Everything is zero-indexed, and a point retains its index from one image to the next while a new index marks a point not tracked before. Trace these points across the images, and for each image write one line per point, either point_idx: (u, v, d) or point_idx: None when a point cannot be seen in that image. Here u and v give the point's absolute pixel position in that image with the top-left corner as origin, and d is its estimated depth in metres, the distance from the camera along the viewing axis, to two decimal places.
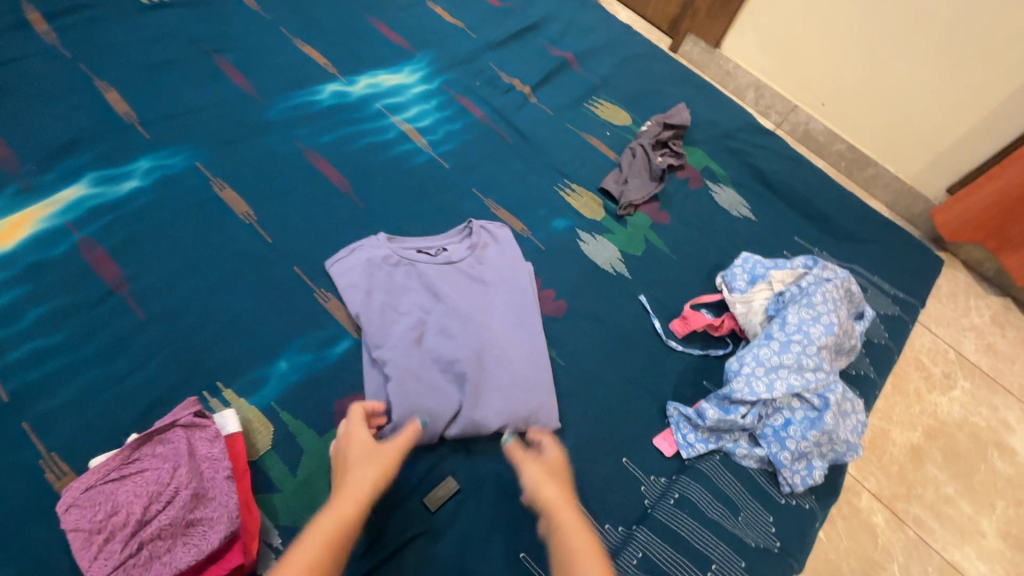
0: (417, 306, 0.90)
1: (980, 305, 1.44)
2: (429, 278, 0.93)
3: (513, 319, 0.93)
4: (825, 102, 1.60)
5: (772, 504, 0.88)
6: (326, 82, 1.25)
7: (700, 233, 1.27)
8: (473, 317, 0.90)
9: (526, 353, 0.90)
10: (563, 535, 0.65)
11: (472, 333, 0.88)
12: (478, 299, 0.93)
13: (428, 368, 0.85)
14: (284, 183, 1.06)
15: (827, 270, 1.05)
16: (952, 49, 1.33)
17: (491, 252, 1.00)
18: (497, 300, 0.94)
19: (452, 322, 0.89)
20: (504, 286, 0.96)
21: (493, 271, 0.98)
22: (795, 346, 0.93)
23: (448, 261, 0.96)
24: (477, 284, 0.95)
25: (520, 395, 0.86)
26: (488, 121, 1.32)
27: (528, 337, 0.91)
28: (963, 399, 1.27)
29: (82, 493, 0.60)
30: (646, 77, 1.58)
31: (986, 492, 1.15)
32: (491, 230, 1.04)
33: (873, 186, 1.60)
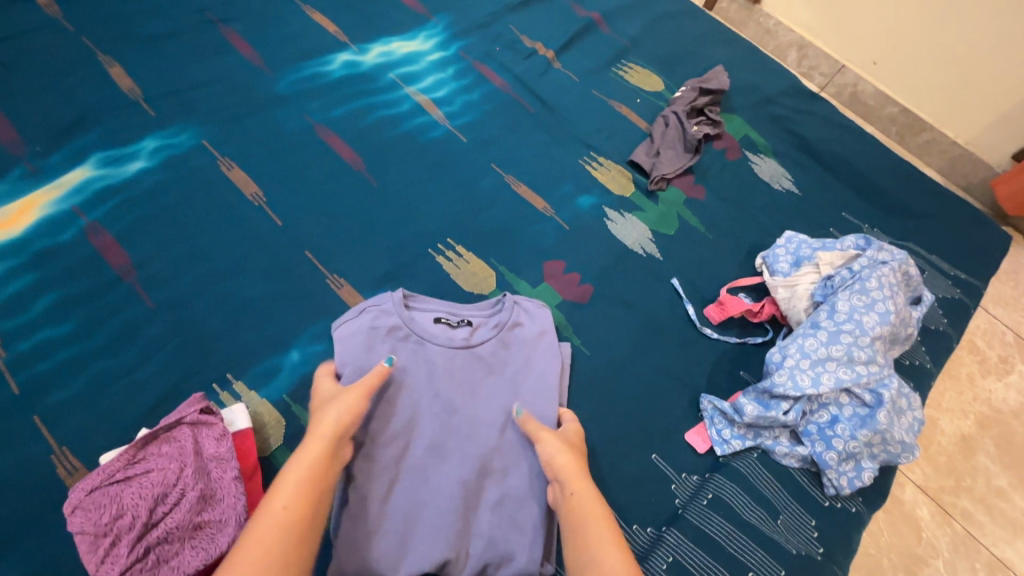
0: (416, 403, 0.77)
1: None
2: (443, 366, 0.79)
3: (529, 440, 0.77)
4: (877, 61, 1.45)
5: (815, 507, 0.82)
6: (337, 51, 1.18)
7: (737, 209, 1.17)
8: (480, 429, 0.76)
9: (534, 481, 0.75)
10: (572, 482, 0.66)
11: (473, 451, 0.75)
12: (491, 405, 0.78)
13: (414, 489, 0.72)
14: (294, 162, 1.00)
15: (884, 252, 0.95)
16: None
17: (520, 336, 0.84)
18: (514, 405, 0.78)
19: (455, 431, 0.76)
20: (524, 389, 0.80)
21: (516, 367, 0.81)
22: (846, 338, 0.84)
23: (466, 345, 0.81)
24: (495, 382, 0.80)
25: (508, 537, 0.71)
26: (508, 90, 1.23)
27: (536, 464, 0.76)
28: (1022, 385, 1.17)
29: (87, 495, 0.58)
30: (680, 38, 1.46)
31: None
32: (526, 307, 0.87)
33: (928, 153, 1.46)
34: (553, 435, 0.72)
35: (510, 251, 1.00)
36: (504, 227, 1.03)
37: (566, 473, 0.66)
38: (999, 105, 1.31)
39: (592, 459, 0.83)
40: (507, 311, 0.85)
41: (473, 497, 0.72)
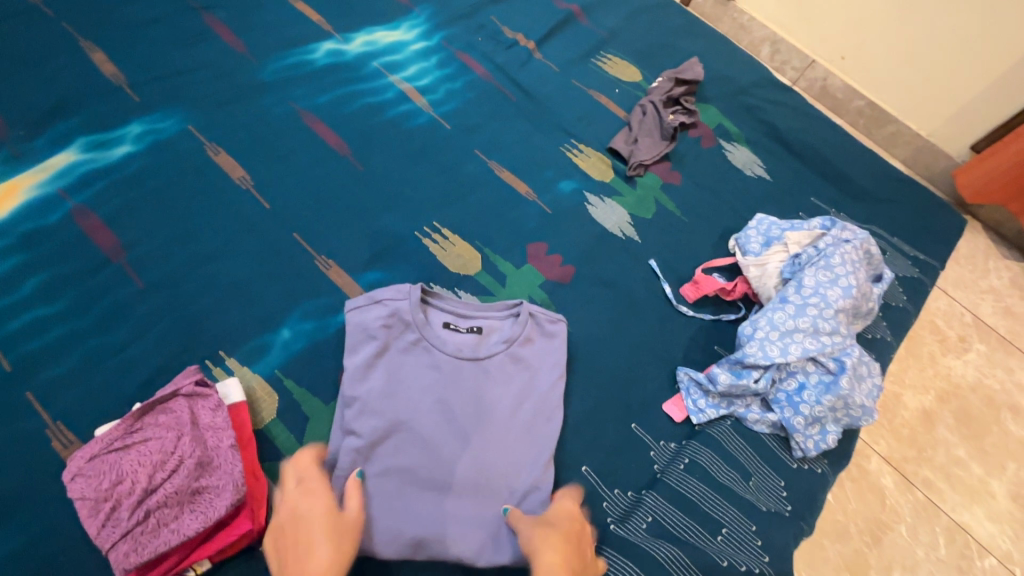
0: (419, 408, 0.78)
1: (998, 267, 1.40)
2: (446, 371, 0.80)
3: (523, 456, 0.78)
4: (845, 56, 1.52)
5: (784, 468, 0.87)
6: (321, 39, 1.20)
7: (712, 194, 1.22)
8: (472, 437, 0.77)
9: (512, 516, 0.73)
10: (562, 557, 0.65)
11: (473, 461, 0.76)
12: (490, 412, 0.79)
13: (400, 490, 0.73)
14: (281, 147, 1.02)
15: (847, 233, 1.01)
16: None
17: (532, 350, 0.85)
18: (512, 421, 0.79)
19: (455, 435, 0.77)
20: (529, 404, 0.81)
21: (523, 384, 0.82)
22: (812, 311, 0.90)
23: (473, 355, 0.81)
24: (498, 393, 0.80)
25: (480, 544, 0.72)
26: (491, 79, 1.26)
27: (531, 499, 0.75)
28: (978, 362, 1.24)
29: (87, 463, 0.61)
30: (657, 30, 1.50)
31: (997, 453, 1.14)
32: (542, 322, 0.87)
33: (893, 143, 1.53)
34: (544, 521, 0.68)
35: (495, 234, 1.04)
36: (490, 212, 1.06)
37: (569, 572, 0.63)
38: (958, 98, 1.39)
39: (575, 430, 0.87)
40: (519, 325, 0.84)
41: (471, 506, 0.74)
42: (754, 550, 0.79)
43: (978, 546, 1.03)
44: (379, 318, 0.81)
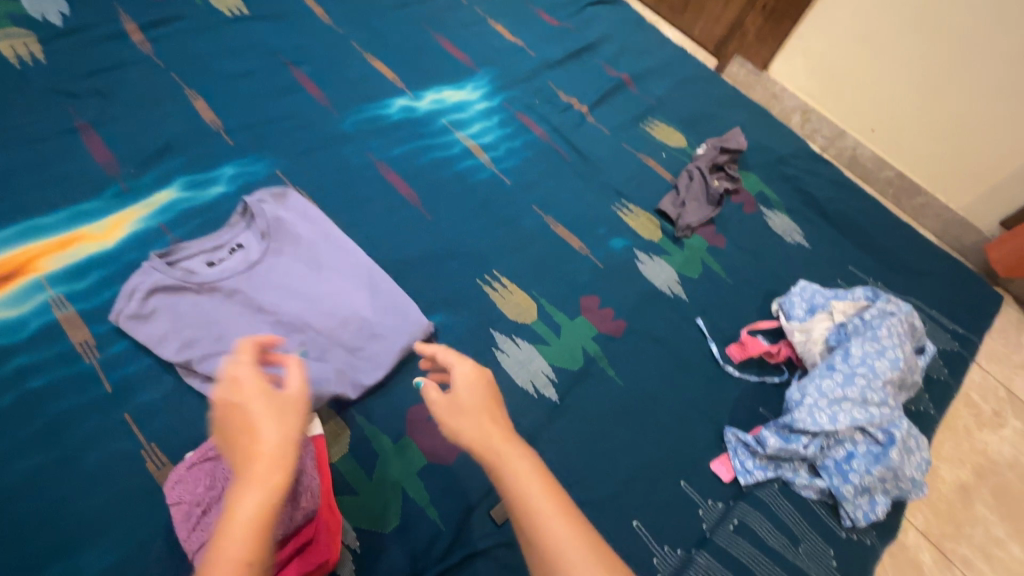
0: (269, 305, 0.87)
1: None
2: (269, 271, 0.91)
3: (365, 309, 0.91)
4: (875, 128, 1.60)
5: (833, 537, 0.88)
6: (394, 96, 1.31)
7: (755, 259, 1.27)
8: (316, 304, 0.90)
9: (374, 334, 0.89)
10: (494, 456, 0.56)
11: (329, 319, 0.89)
12: (327, 286, 0.92)
13: None
14: (357, 193, 1.11)
15: (893, 306, 1.04)
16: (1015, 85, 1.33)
17: (256, 243, 0.93)
18: (346, 281, 0.94)
19: (304, 309, 0.89)
20: (350, 263, 0.96)
21: (304, 261, 0.94)
22: (860, 381, 0.93)
23: (250, 264, 0.90)
24: (327, 273, 0.94)
25: (388, 323, 0.90)
26: (547, 139, 1.35)
27: (382, 316, 0.91)
28: (1014, 439, 1.25)
29: (185, 471, 0.70)
30: (701, 98, 1.59)
31: None
32: (262, 208, 0.96)
33: (923, 215, 1.59)
34: (451, 403, 0.61)
35: (550, 287, 1.09)
36: (545, 263, 1.12)
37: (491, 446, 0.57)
38: (992, 177, 1.46)
39: (624, 483, 0.89)
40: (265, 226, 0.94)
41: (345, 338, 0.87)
42: None
43: None
44: (121, 301, 0.83)
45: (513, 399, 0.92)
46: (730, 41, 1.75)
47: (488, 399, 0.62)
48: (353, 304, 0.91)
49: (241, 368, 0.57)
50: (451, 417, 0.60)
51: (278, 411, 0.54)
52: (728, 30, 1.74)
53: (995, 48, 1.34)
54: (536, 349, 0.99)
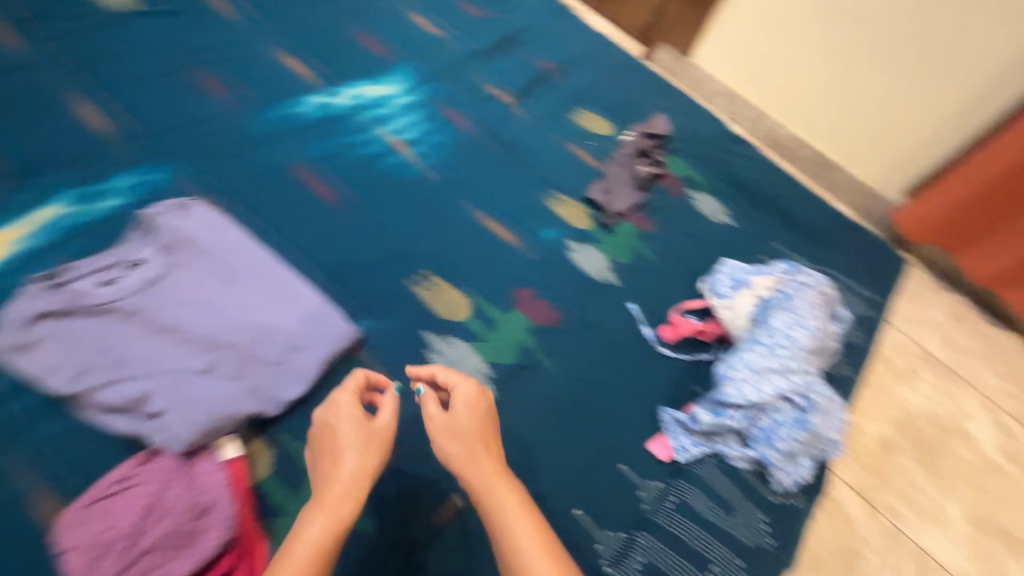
0: (175, 323, 0.82)
1: (940, 301, 1.56)
2: (173, 287, 0.85)
3: (285, 320, 0.87)
4: (792, 109, 1.68)
5: (765, 503, 0.92)
6: (309, 94, 1.25)
7: (683, 240, 1.30)
8: (229, 318, 0.85)
9: (295, 345, 0.85)
10: (485, 486, 0.66)
11: (244, 333, 0.84)
12: (242, 297, 0.87)
13: (191, 395, 0.76)
14: (274, 200, 1.05)
15: (806, 278, 1.10)
16: (916, 61, 1.43)
17: (163, 259, 0.87)
18: (263, 291, 0.89)
19: (217, 324, 0.83)
20: (268, 271, 0.91)
21: (215, 273, 0.88)
22: (782, 351, 0.97)
23: (154, 280, 0.84)
24: (241, 283, 0.89)
25: (308, 333, 0.86)
26: (473, 132, 1.33)
27: (305, 326, 0.87)
28: (928, 392, 1.40)
29: (81, 512, 0.68)
30: (626, 85, 1.61)
31: (949, 477, 1.28)
32: (166, 222, 0.90)
33: (836, 188, 1.68)
34: (454, 427, 0.71)
35: (482, 283, 1.07)
36: (478, 258, 1.10)
37: (480, 473, 0.67)
38: (897, 150, 1.56)
39: (567, 473, 0.89)
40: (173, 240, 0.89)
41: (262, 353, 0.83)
42: None
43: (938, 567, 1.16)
44: None
45: None
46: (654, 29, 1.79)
47: (487, 426, 0.73)
48: (271, 314, 0.87)
49: (340, 401, 0.72)
50: (455, 440, 0.70)
51: (363, 446, 0.68)
52: (653, 16, 1.77)
53: (891, 23, 1.42)
54: (470, 348, 0.97)
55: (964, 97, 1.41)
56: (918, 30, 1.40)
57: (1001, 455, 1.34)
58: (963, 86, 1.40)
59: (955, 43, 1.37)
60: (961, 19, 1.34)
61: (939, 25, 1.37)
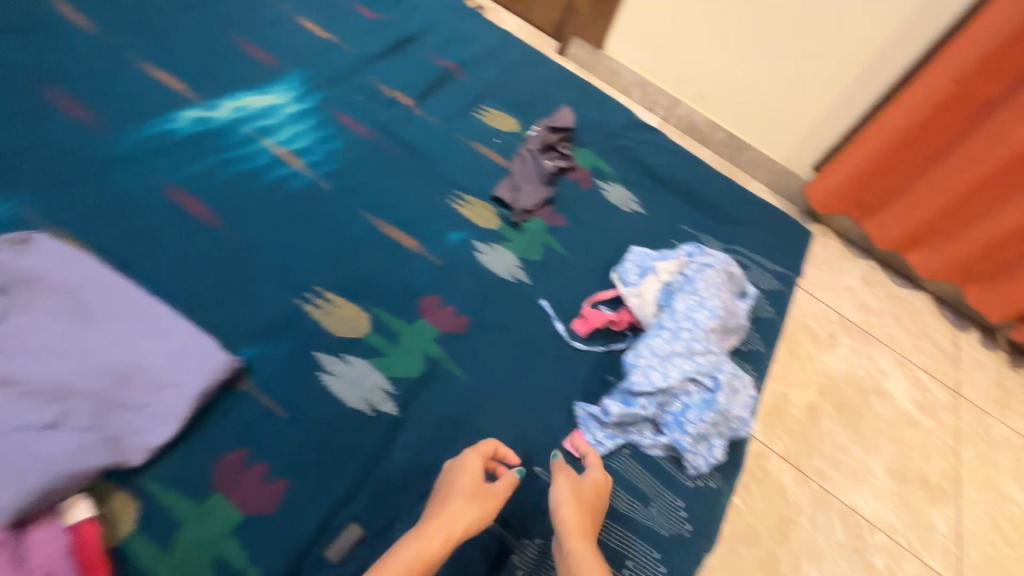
0: (13, 372, 0.72)
1: (852, 268, 1.68)
2: (12, 332, 0.75)
3: (151, 356, 0.78)
4: (705, 94, 1.71)
5: (681, 489, 0.92)
6: (183, 108, 1.16)
7: (594, 232, 1.30)
8: (83, 360, 0.76)
9: (164, 383, 0.77)
10: (576, 553, 0.70)
11: (101, 376, 0.75)
12: (99, 335, 0.78)
13: (30, 453, 0.67)
14: (142, 225, 0.96)
15: (710, 259, 1.10)
16: (807, 42, 1.47)
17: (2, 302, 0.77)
18: (126, 327, 0.79)
19: (66, 369, 0.74)
20: (131, 305, 0.81)
21: (64, 314, 0.79)
22: (685, 334, 0.97)
23: None
24: (97, 320, 0.79)
25: (178, 368, 0.78)
26: (370, 137, 1.27)
27: (176, 361, 0.79)
28: (846, 354, 1.49)
29: None
30: (531, 80, 1.59)
31: (872, 434, 1.36)
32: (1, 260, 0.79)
33: (754, 167, 1.75)
34: (566, 486, 0.79)
35: (383, 294, 1.02)
36: (379, 268, 1.05)
37: (565, 531, 0.73)
38: (798, 127, 1.62)
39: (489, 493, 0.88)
40: (11, 279, 0.78)
41: (122, 396, 0.75)
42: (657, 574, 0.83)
43: (866, 523, 1.23)
44: None
45: (345, 422, 0.85)
46: (567, 24, 1.81)
47: (594, 497, 0.80)
48: (135, 352, 0.78)
49: (469, 463, 0.79)
50: (563, 497, 0.77)
51: (476, 501, 0.74)
52: (564, 13, 1.79)
53: (783, 6, 1.45)
54: (370, 365, 0.92)
55: (851, 74, 1.46)
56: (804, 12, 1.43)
57: (914, 407, 1.44)
58: (849, 64, 1.45)
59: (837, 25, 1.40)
60: (842, 1, 1.36)
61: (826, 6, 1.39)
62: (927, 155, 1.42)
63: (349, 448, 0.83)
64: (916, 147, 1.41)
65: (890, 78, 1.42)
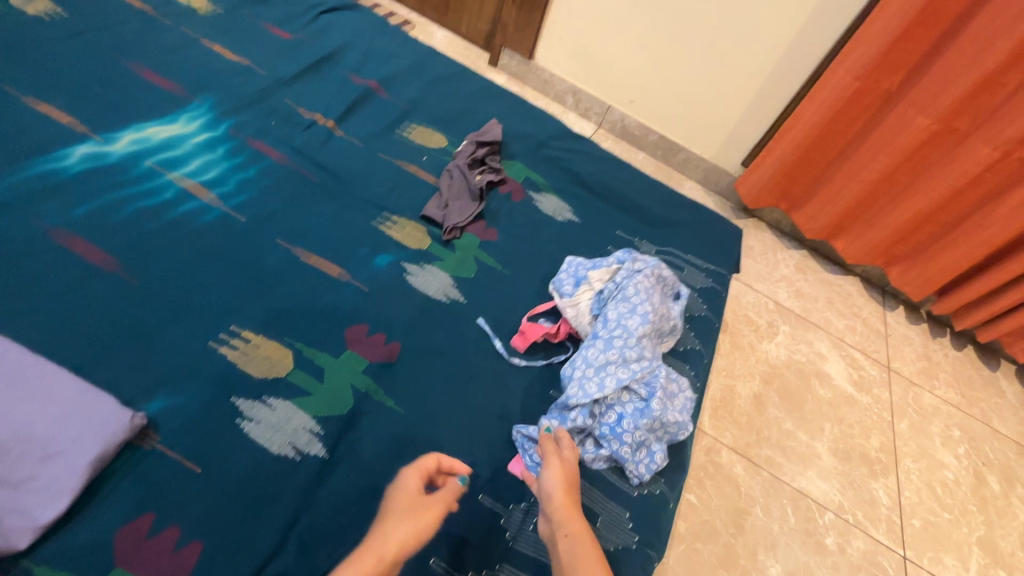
0: None
1: (785, 258, 1.75)
2: None
3: (38, 423, 0.71)
4: (632, 99, 1.75)
5: (626, 499, 0.91)
6: (74, 144, 1.07)
7: (529, 244, 1.29)
8: None
9: (53, 452, 0.69)
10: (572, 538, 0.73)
11: None
12: None
13: None
14: (24, 274, 0.87)
15: (639, 264, 1.10)
16: (718, 47, 1.52)
17: None
18: (4, 393, 0.71)
19: None
20: (11, 368, 0.73)
21: None
22: (618, 340, 0.97)
23: None
24: None
25: (68, 435, 0.71)
26: (288, 162, 1.22)
27: (67, 425, 0.71)
28: (786, 342, 1.54)
29: None
30: (457, 95, 1.58)
31: (815, 418, 1.41)
32: None
33: (687, 167, 1.80)
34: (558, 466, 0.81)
35: (307, 326, 0.97)
36: (302, 299, 1.00)
37: (559, 512, 0.76)
38: (719, 128, 1.67)
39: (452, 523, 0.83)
40: None
41: (0, 472, 0.67)
42: None
43: (816, 505, 1.26)
44: None
45: (267, 471, 0.79)
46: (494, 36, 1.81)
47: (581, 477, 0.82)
48: (16, 421, 0.70)
49: (404, 479, 0.81)
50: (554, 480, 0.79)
51: (406, 517, 0.77)
52: (491, 25, 1.80)
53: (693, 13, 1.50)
54: (295, 405, 0.86)
55: (760, 75, 1.52)
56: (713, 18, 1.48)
57: (851, 386, 1.51)
58: (757, 66, 1.51)
59: (749, 28, 1.45)
60: (745, 8, 1.42)
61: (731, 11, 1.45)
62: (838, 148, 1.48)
63: (274, 498, 0.77)
64: (829, 141, 1.47)
65: (801, 77, 1.48)
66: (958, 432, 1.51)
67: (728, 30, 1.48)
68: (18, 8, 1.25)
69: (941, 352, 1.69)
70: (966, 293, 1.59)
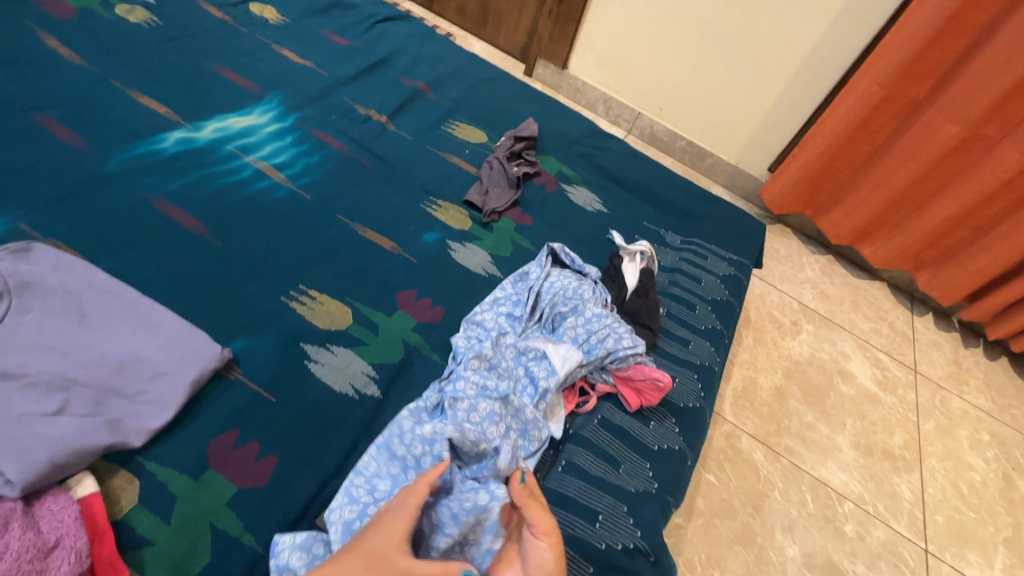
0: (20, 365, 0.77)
1: (810, 261, 1.81)
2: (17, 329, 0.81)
3: (148, 348, 0.84)
4: (661, 106, 1.85)
5: (647, 452, 0.99)
6: (169, 130, 1.23)
7: (561, 231, 1.39)
8: (84, 354, 0.81)
9: (160, 373, 0.83)
10: None
11: (101, 368, 0.81)
12: (98, 332, 0.84)
13: (34, 435, 0.71)
14: (132, 234, 1.02)
15: (539, 263, 1.19)
16: (744, 54, 1.61)
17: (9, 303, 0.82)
18: (122, 325, 0.85)
19: (68, 362, 0.80)
20: (127, 306, 0.87)
21: (65, 313, 0.84)
22: (505, 343, 1.01)
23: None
24: (97, 319, 0.85)
25: (172, 360, 0.84)
26: (347, 151, 1.36)
27: (170, 354, 0.84)
28: (809, 339, 1.59)
29: None
30: (497, 98, 1.71)
31: (837, 412, 1.45)
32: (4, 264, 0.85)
33: (714, 172, 1.88)
34: None
35: (366, 291, 1.09)
36: (357, 267, 1.12)
37: None
38: (744, 131, 1.75)
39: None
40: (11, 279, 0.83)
41: (122, 385, 0.80)
42: (628, 529, 0.88)
43: (835, 494, 1.30)
44: None
45: (331, 405, 0.91)
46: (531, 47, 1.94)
47: None
48: (131, 347, 0.84)
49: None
50: None
51: None
52: (528, 37, 1.93)
53: (719, 25, 1.60)
54: (354, 353, 0.98)
55: (785, 80, 1.60)
56: (738, 28, 1.58)
57: (875, 386, 1.54)
58: (781, 70, 1.59)
59: (774, 38, 1.54)
60: (768, 17, 1.52)
61: (754, 20, 1.54)
62: (856, 165, 1.57)
63: (336, 427, 0.89)
64: (849, 151, 1.54)
65: (825, 88, 1.56)
66: (986, 437, 1.52)
67: (755, 39, 1.57)
68: (122, 16, 1.44)
69: (970, 359, 1.70)
70: (1010, 295, 1.58)
